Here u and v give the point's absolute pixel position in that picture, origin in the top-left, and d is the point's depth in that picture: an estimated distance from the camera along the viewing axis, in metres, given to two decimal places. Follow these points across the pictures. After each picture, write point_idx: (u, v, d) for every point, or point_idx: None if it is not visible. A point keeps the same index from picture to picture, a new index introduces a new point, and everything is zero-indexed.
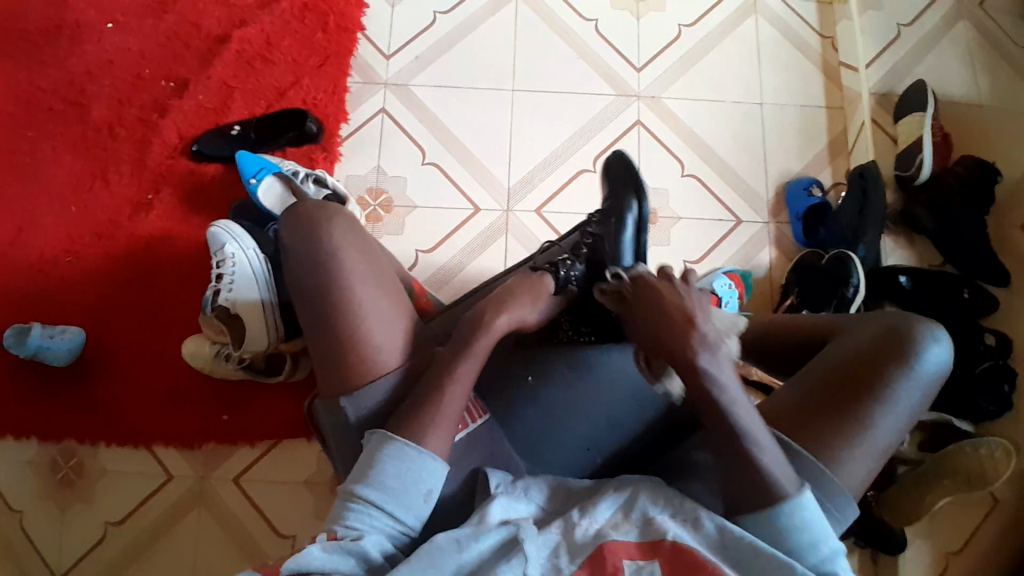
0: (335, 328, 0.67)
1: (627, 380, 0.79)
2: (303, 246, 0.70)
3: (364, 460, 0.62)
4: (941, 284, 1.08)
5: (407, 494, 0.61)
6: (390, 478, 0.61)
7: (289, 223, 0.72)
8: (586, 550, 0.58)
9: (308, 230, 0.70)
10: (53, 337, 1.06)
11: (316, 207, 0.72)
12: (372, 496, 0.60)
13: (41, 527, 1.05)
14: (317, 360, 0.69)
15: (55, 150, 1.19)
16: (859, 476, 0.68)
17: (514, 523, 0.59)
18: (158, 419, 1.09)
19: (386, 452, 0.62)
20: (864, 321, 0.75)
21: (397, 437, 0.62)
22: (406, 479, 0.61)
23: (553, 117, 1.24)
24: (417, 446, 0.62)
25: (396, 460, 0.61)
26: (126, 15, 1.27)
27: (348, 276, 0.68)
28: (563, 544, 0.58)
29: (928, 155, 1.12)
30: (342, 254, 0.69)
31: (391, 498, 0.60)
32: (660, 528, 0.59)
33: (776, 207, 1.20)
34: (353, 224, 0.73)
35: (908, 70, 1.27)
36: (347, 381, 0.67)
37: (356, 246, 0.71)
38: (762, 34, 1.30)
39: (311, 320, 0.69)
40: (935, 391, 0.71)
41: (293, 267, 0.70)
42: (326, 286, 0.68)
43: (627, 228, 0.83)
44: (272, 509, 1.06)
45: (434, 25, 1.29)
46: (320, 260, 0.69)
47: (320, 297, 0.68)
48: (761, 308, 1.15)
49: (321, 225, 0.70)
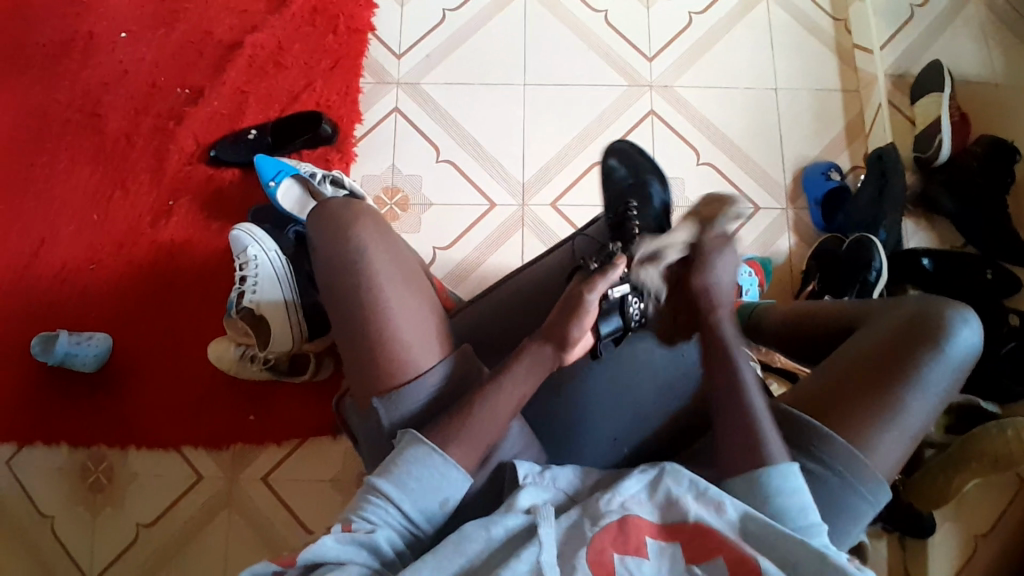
0: (364, 325, 0.68)
1: (652, 371, 0.80)
2: (331, 246, 0.71)
3: (390, 457, 0.63)
4: (961, 265, 1.07)
5: (425, 496, 0.62)
6: (412, 479, 0.62)
7: (316, 223, 0.73)
8: (611, 517, 0.59)
9: (337, 230, 0.71)
10: (80, 343, 1.08)
11: (344, 206, 0.73)
12: (391, 492, 0.61)
13: (74, 531, 1.07)
14: (345, 359, 0.71)
15: (73, 161, 1.21)
16: (891, 459, 0.68)
17: (534, 509, 0.60)
18: (185, 423, 1.11)
19: (412, 454, 0.63)
20: (891, 308, 0.76)
21: (425, 440, 0.63)
22: (426, 483, 0.62)
23: (565, 111, 1.24)
24: (440, 452, 0.63)
25: (418, 461, 0.62)
26: (138, 25, 1.28)
27: (375, 274, 0.69)
28: (585, 515, 0.60)
29: (948, 134, 1.11)
30: (368, 252, 0.70)
31: (409, 496, 0.61)
32: (682, 510, 0.60)
33: (794, 193, 1.20)
34: (379, 221, 0.73)
35: (922, 51, 1.25)
36: (376, 380, 0.68)
37: (383, 244, 0.71)
38: (774, 19, 1.29)
39: (337, 319, 0.70)
40: (965, 374, 0.72)
41: (323, 265, 0.71)
42: (354, 286, 0.69)
43: (656, 201, 0.87)
44: (301, 506, 1.08)
45: (442, 23, 1.29)
46: (348, 258, 0.70)
47: (347, 297, 0.69)
48: (783, 295, 1.15)
49: (349, 223, 0.71)
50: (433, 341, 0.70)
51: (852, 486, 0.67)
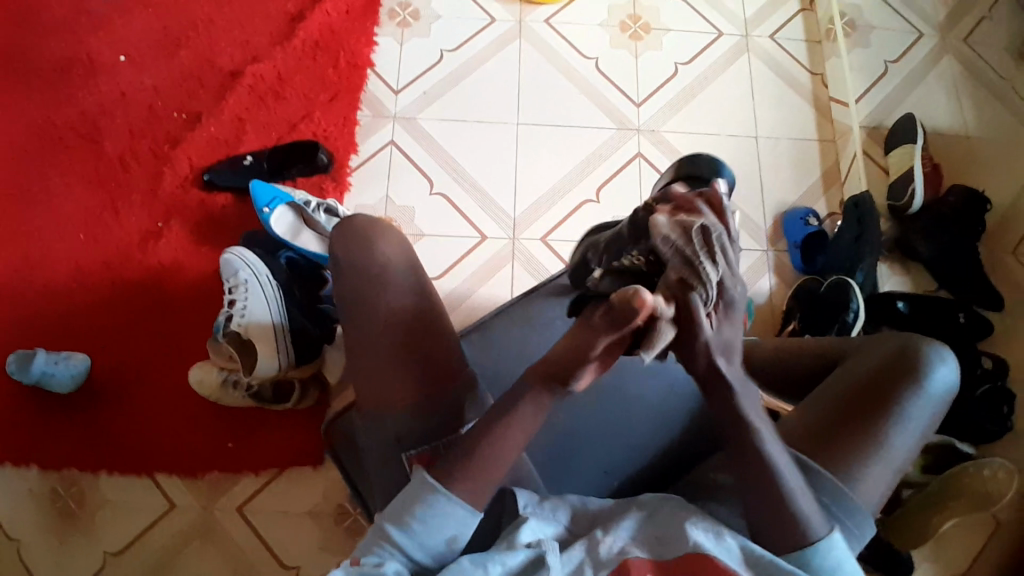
0: (379, 341, 0.71)
1: (644, 406, 0.81)
2: (353, 262, 0.74)
3: (399, 499, 0.61)
4: (935, 309, 1.11)
5: (433, 540, 0.60)
6: (422, 528, 0.59)
7: (340, 234, 0.76)
8: (608, 567, 0.60)
9: (361, 242, 0.75)
10: (60, 363, 1.06)
11: (366, 222, 0.77)
12: (401, 542, 0.59)
13: (38, 559, 1.03)
14: (353, 371, 0.73)
15: (65, 180, 1.21)
16: (875, 494, 0.70)
17: (538, 545, 0.60)
18: (163, 448, 1.08)
19: (423, 502, 0.60)
20: (872, 345, 0.78)
21: (436, 484, 0.60)
22: (436, 530, 0.60)
23: (557, 149, 1.28)
24: (452, 498, 0.60)
25: (429, 505, 0.59)
26: (140, 50, 1.30)
27: (392, 290, 0.72)
28: (587, 561, 0.60)
29: (919, 185, 1.17)
30: (387, 267, 0.74)
31: (414, 539, 0.59)
32: (683, 542, 0.61)
33: (775, 235, 1.24)
34: (401, 239, 0.77)
35: (896, 104, 1.32)
36: (389, 396, 0.70)
37: (403, 263, 0.74)
38: (756, 72, 1.35)
39: (351, 335, 0.72)
40: (944, 409, 0.75)
41: (341, 273, 0.75)
42: (370, 305, 0.72)
43: None
44: (277, 539, 1.05)
45: (440, 62, 1.33)
46: (369, 271, 0.73)
47: (364, 313, 0.72)
48: (765, 334, 1.18)
49: (373, 240, 0.75)
50: (441, 360, 0.71)
51: (839, 520, 0.68)
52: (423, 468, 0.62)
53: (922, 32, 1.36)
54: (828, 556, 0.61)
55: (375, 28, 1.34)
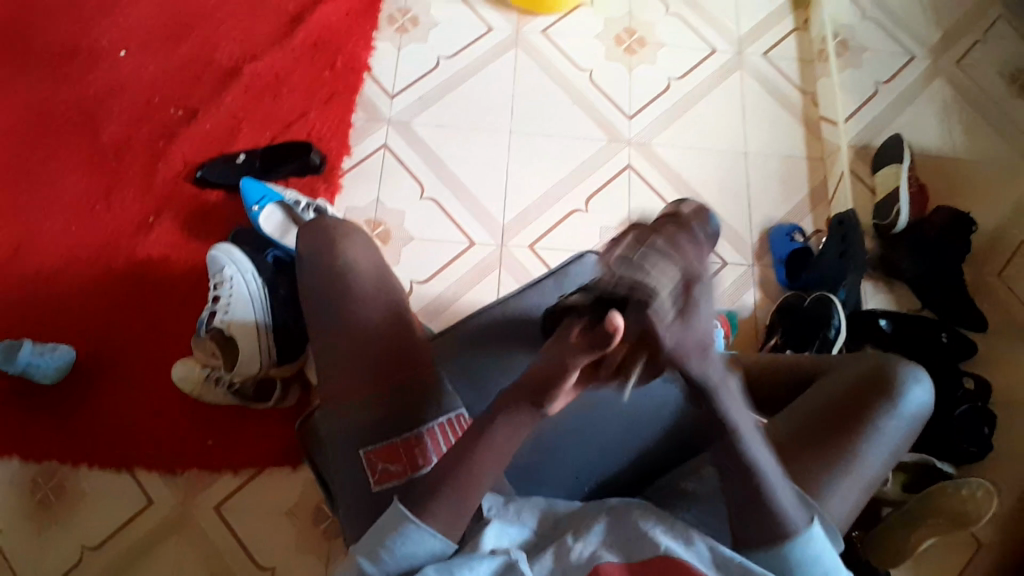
0: (344, 334, 0.75)
1: (618, 416, 0.81)
2: (320, 264, 0.79)
3: (371, 533, 0.62)
4: (919, 327, 1.11)
5: (408, 566, 0.62)
6: (393, 559, 0.61)
7: (310, 238, 0.81)
8: (583, 571, 0.60)
9: (327, 245, 0.80)
10: (44, 354, 1.06)
11: (335, 225, 0.82)
12: (374, 573, 0.61)
13: (15, 548, 1.02)
14: (321, 366, 0.76)
15: (58, 172, 1.22)
16: (845, 509, 0.70)
17: (505, 551, 0.60)
18: (142, 442, 1.08)
19: (395, 537, 0.61)
20: (849, 363, 0.79)
21: (408, 515, 0.61)
22: (408, 560, 0.61)
23: (548, 158, 1.29)
24: (424, 527, 0.61)
25: (402, 536, 0.61)
26: (138, 45, 1.32)
27: (354, 289, 0.77)
28: (556, 569, 0.60)
29: (904, 205, 1.17)
30: (351, 268, 0.78)
31: (389, 570, 0.61)
32: (653, 544, 0.61)
33: (760, 250, 1.25)
34: (368, 243, 0.81)
35: (886, 124, 1.33)
36: (352, 391, 0.73)
37: (370, 267, 0.79)
38: (747, 87, 1.37)
39: (320, 330, 0.76)
40: (917, 430, 0.75)
41: (308, 274, 0.79)
42: (333, 302, 0.76)
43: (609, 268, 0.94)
44: (254, 538, 1.05)
45: (437, 68, 1.34)
46: (334, 272, 0.78)
47: (329, 309, 0.76)
48: (747, 348, 1.19)
49: (339, 245, 0.79)
50: (403, 356, 0.75)
51: None
52: (398, 501, 0.63)
53: (914, 55, 1.38)
54: (817, 571, 0.63)
55: (374, 32, 1.36)
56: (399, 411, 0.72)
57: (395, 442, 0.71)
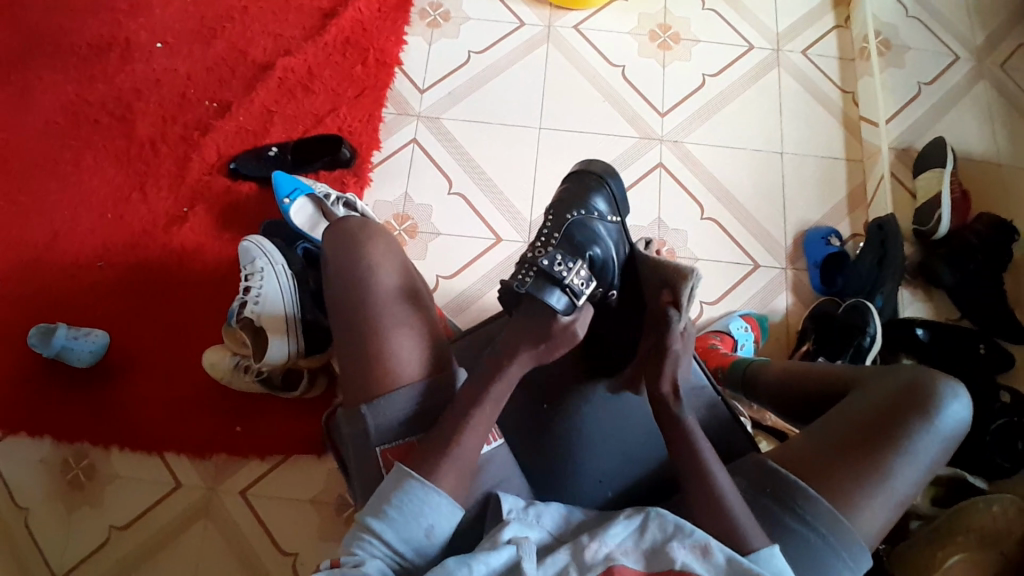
0: (365, 336, 0.74)
1: (642, 419, 0.82)
2: (345, 266, 0.78)
3: (378, 493, 0.64)
4: (959, 338, 1.09)
5: (412, 528, 0.62)
6: (396, 512, 0.62)
7: (331, 239, 0.81)
8: (596, 571, 0.58)
9: (351, 246, 0.79)
10: (78, 338, 1.09)
11: (358, 225, 0.81)
12: (377, 529, 0.62)
13: (47, 526, 1.06)
14: (345, 364, 0.76)
15: (97, 160, 1.25)
16: (875, 525, 0.68)
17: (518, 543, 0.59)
18: (171, 428, 1.10)
19: (398, 490, 0.63)
20: (885, 375, 0.76)
21: (414, 474, 0.64)
22: (410, 515, 0.62)
23: (577, 157, 1.27)
24: (430, 485, 0.63)
25: (407, 496, 0.63)
26: (176, 38, 1.34)
27: (379, 290, 0.76)
28: (572, 564, 0.59)
29: (947, 211, 1.13)
30: (374, 269, 0.78)
31: (392, 526, 0.62)
32: (669, 557, 0.60)
33: (795, 254, 1.22)
34: (390, 244, 0.81)
35: (928, 126, 1.29)
36: (376, 386, 0.72)
37: (392, 270, 0.79)
38: (785, 87, 1.34)
39: (343, 328, 0.76)
40: (954, 446, 0.72)
41: (332, 275, 0.79)
42: (359, 303, 0.76)
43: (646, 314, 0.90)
44: (278, 525, 1.07)
45: (467, 64, 1.34)
46: (358, 273, 0.77)
47: (353, 313, 0.75)
48: (777, 352, 1.16)
49: (364, 245, 0.79)
50: (428, 352, 0.75)
51: (834, 549, 0.67)
52: (400, 466, 0.66)
53: (959, 55, 1.34)
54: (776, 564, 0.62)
55: (406, 27, 1.36)
56: (429, 403, 0.73)
57: (410, 441, 0.72)
